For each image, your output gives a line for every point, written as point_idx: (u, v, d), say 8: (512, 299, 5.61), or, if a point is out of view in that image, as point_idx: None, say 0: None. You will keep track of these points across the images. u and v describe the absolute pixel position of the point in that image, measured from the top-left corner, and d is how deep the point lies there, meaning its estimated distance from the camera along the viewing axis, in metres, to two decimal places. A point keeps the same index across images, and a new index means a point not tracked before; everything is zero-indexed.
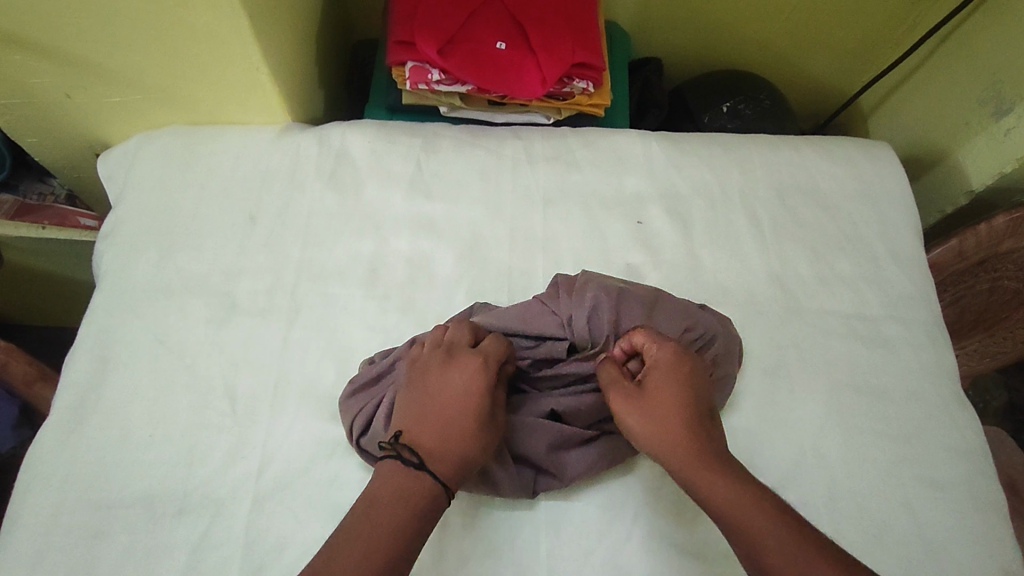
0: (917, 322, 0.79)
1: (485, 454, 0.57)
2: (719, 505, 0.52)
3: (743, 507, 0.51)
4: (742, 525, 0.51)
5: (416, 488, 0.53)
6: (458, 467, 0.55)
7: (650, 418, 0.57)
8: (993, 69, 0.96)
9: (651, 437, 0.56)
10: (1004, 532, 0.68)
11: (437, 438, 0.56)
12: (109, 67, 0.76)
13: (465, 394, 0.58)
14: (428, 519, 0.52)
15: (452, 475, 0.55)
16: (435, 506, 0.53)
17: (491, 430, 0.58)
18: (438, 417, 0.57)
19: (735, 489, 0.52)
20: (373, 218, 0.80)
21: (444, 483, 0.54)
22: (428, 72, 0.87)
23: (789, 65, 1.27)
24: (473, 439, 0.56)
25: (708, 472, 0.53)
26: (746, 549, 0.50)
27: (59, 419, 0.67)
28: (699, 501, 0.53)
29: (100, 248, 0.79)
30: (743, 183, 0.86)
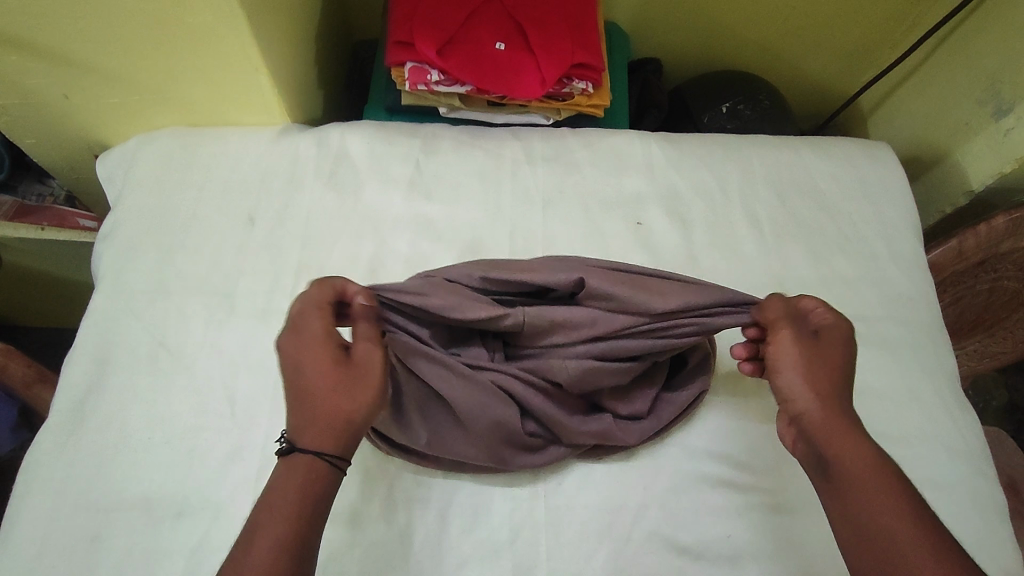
0: (917, 322, 0.79)
1: (355, 403, 0.51)
2: (848, 459, 0.52)
3: (870, 471, 0.51)
4: (870, 483, 0.50)
5: (282, 494, 0.48)
6: (330, 428, 0.50)
7: (798, 367, 0.56)
8: (992, 69, 0.96)
9: (801, 382, 0.56)
10: (1004, 533, 0.68)
11: (297, 415, 0.51)
12: (107, 68, 0.76)
13: (313, 359, 0.53)
14: (308, 517, 0.48)
15: (326, 440, 0.50)
16: (305, 503, 0.48)
17: (342, 378, 0.52)
18: (294, 393, 0.52)
19: (870, 452, 0.52)
20: (373, 219, 0.80)
21: (320, 454, 0.49)
22: (427, 72, 0.87)
23: (789, 65, 1.27)
24: (336, 395, 0.51)
25: (842, 429, 0.53)
26: (863, 502, 0.50)
27: (58, 421, 0.67)
28: (828, 451, 0.53)
29: (99, 250, 0.79)
30: (742, 184, 0.86)
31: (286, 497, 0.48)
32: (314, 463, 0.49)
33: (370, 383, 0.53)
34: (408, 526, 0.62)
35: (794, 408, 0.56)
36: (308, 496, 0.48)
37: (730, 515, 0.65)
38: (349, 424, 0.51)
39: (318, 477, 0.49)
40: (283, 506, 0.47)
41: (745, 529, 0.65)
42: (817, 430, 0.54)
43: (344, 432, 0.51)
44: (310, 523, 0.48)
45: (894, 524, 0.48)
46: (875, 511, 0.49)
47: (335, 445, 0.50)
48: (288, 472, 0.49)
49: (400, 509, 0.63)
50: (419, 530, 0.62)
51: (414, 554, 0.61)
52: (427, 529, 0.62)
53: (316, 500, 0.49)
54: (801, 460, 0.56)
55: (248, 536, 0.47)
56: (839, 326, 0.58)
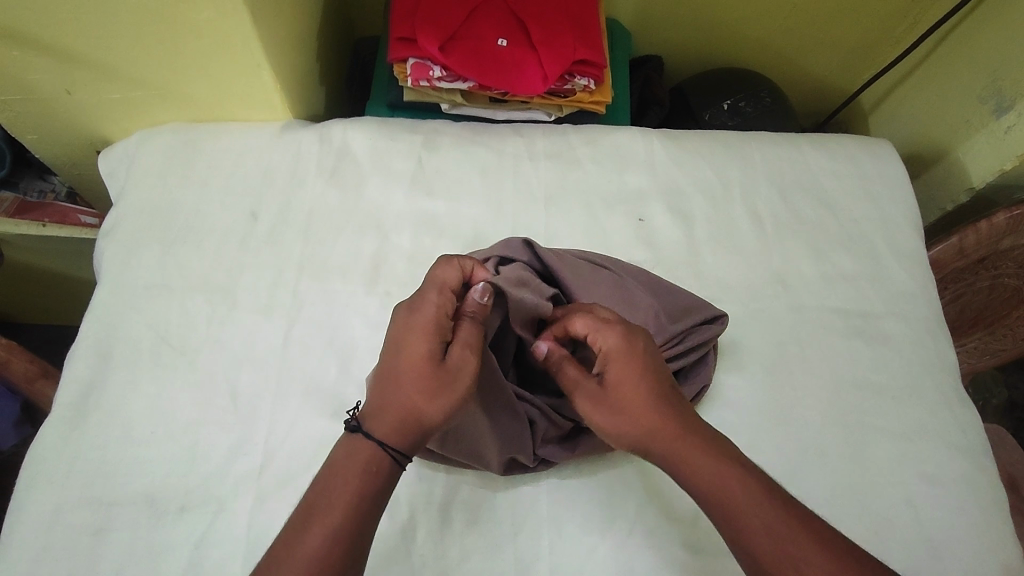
0: (918, 319, 0.79)
1: (432, 404, 0.53)
2: (702, 479, 0.52)
3: (730, 483, 0.52)
4: (728, 501, 0.51)
5: (343, 483, 0.50)
6: (397, 423, 0.53)
7: (611, 420, 0.55)
8: (994, 66, 0.96)
9: (625, 432, 0.55)
10: (1005, 529, 0.68)
11: (377, 399, 0.54)
12: (110, 64, 0.76)
13: (410, 347, 0.54)
14: (362, 510, 0.50)
15: (392, 433, 0.52)
16: (362, 497, 0.50)
17: (432, 379, 0.53)
18: (388, 373, 0.54)
19: (715, 464, 0.52)
20: (375, 215, 0.80)
21: (384, 447, 0.52)
22: (430, 69, 0.87)
23: (790, 62, 1.27)
24: (419, 393, 0.53)
25: (688, 448, 0.53)
26: (727, 520, 0.51)
27: (61, 415, 0.67)
28: (683, 478, 0.53)
29: (101, 245, 0.79)
30: (744, 180, 0.86)
31: (349, 486, 0.50)
32: (378, 455, 0.52)
33: (453, 391, 0.53)
34: (411, 521, 0.62)
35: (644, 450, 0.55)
36: (367, 489, 0.51)
37: None
38: (420, 425, 0.53)
39: (378, 472, 0.51)
40: (343, 491, 0.50)
41: None
42: (666, 461, 0.54)
43: (411, 429, 0.53)
44: (365, 518, 0.50)
45: (754, 534, 0.50)
46: (758, 534, 0.50)
47: (400, 441, 0.53)
48: (353, 457, 0.52)
49: (403, 504, 0.63)
50: (421, 525, 0.62)
51: (417, 548, 0.61)
52: (430, 524, 0.62)
53: (374, 495, 0.51)
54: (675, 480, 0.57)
55: (301, 520, 0.49)
56: (612, 359, 0.57)
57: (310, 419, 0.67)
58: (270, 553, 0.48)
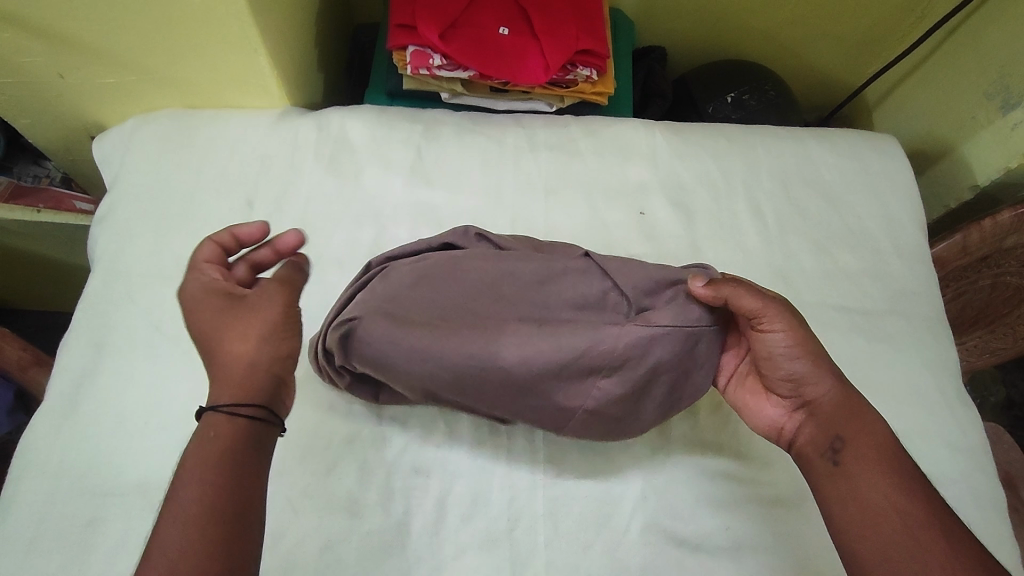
0: (920, 317, 0.79)
1: (241, 348, 0.49)
2: (863, 435, 0.54)
3: (881, 452, 0.53)
4: (881, 454, 0.53)
5: (201, 451, 0.45)
6: (239, 379, 0.48)
7: (793, 340, 0.57)
8: (1002, 62, 0.95)
9: (810, 367, 0.57)
10: (1002, 528, 0.68)
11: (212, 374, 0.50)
12: (104, 49, 0.74)
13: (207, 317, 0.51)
14: (227, 475, 0.44)
15: (242, 391, 0.48)
16: (224, 461, 0.45)
17: (225, 332, 0.50)
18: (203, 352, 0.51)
19: (880, 428, 0.54)
20: (373, 205, 0.79)
21: (217, 408, 0.47)
22: (430, 57, 0.86)
23: (795, 55, 1.25)
24: (225, 347, 0.50)
25: (859, 410, 0.55)
26: (874, 476, 0.52)
27: (54, 404, 0.67)
28: (844, 428, 0.55)
29: (96, 232, 0.78)
30: (747, 174, 0.85)
31: (203, 474, 0.44)
32: (225, 422, 0.46)
33: (240, 330, 0.50)
34: (406, 516, 0.62)
35: (811, 400, 0.57)
36: (222, 460, 0.45)
37: (727, 508, 0.65)
38: (248, 365, 0.49)
39: (235, 438, 0.46)
40: (202, 463, 0.44)
41: (742, 523, 0.64)
42: (834, 409, 0.56)
43: (255, 383, 0.48)
44: (241, 494, 0.44)
45: (909, 503, 0.50)
46: (878, 500, 0.51)
47: (238, 395, 0.47)
48: (200, 436, 0.46)
49: (398, 498, 0.62)
50: (417, 519, 0.62)
51: (412, 542, 0.61)
52: (425, 519, 0.62)
53: (230, 457, 0.45)
54: (805, 441, 0.58)
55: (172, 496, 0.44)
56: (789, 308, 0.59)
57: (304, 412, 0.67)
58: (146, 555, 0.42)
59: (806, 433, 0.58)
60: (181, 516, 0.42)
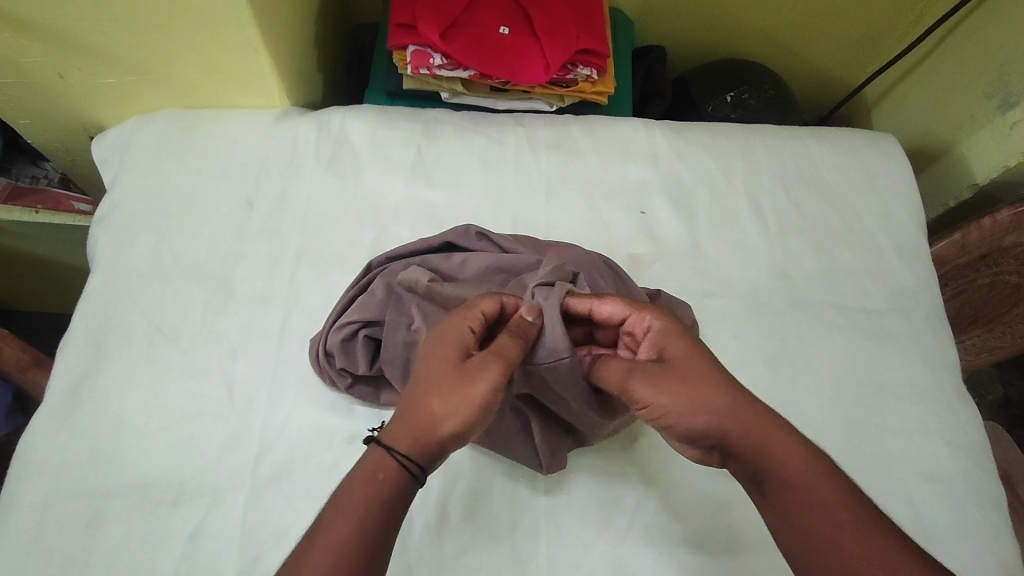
0: (920, 315, 0.79)
1: (435, 408, 0.50)
2: (780, 458, 0.50)
3: (804, 473, 0.50)
4: (801, 476, 0.50)
5: (347, 493, 0.47)
6: (412, 433, 0.50)
7: (689, 377, 0.53)
8: (1001, 60, 0.95)
9: (708, 406, 0.52)
10: (1003, 526, 0.68)
11: (401, 408, 0.52)
12: (103, 49, 0.74)
13: (435, 363, 0.52)
14: (376, 522, 0.46)
15: (409, 443, 0.49)
16: (380, 511, 0.47)
17: (450, 389, 0.50)
18: (405, 395, 0.52)
19: (798, 446, 0.51)
20: (373, 205, 0.79)
21: (390, 452, 0.49)
22: (430, 56, 0.86)
23: (793, 55, 1.26)
24: (438, 404, 0.50)
25: (773, 431, 0.51)
26: (796, 499, 0.49)
27: (53, 405, 0.67)
28: (757, 456, 0.51)
29: (95, 232, 0.78)
30: (747, 173, 0.85)
31: (358, 516, 0.46)
32: (384, 461, 0.49)
33: (467, 395, 0.50)
34: (408, 515, 0.62)
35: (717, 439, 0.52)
36: (374, 504, 0.47)
37: (729, 507, 0.65)
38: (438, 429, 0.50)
39: (390, 484, 0.48)
40: (353, 508, 0.47)
41: (744, 521, 0.64)
42: (744, 443, 0.51)
43: (428, 440, 0.50)
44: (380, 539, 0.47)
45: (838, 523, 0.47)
46: (811, 525, 0.48)
47: (418, 454, 0.49)
48: (363, 471, 0.49)
49: None
50: (418, 519, 0.62)
51: (414, 542, 0.61)
52: (427, 519, 0.62)
53: (383, 506, 0.47)
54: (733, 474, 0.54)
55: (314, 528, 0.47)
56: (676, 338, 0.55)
57: (306, 413, 0.67)
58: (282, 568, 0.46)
59: (732, 466, 0.53)
60: (325, 550, 0.45)
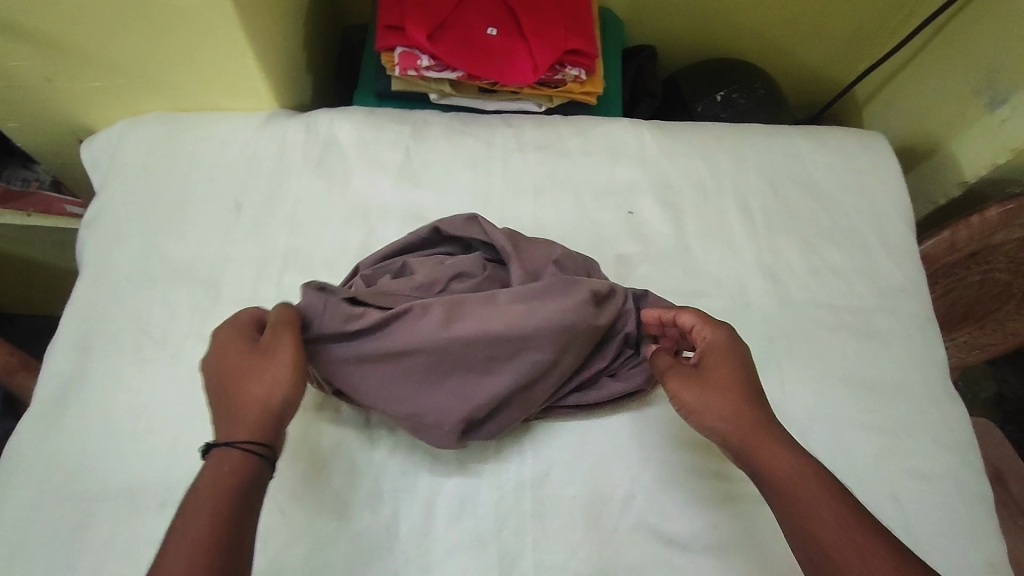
0: (908, 314, 0.79)
1: (251, 390, 0.53)
2: (777, 462, 0.53)
3: (800, 476, 0.52)
4: (794, 479, 0.52)
5: (199, 489, 0.48)
6: (252, 420, 0.52)
7: (715, 379, 0.57)
8: (989, 59, 0.95)
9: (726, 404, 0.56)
10: (990, 524, 0.68)
11: (216, 411, 0.53)
12: (90, 52, 0.74)
13: (216, 363, 0.55)
14: (226, 512, 0.47)
15: (246, 428, 0.51)
16: (223, 498, 0.47)
17: (227, 383, 0.53)
18: (211, 397, 0.54)
19: (791, 454, 0.53)
20: (362, 206, 0.79)
21: (231, 444, 0.50)
22: (418, 58, 0.86)
23: (784, 53, 1.26)
24: (248, 392, 0.53)
25: (767, 437, 0.54)
26: (792, 499, 0.51)
27: (41, 410, 0.67)
28: (757, 455, 0.54)
29: (83, 236, 0.78)
30: (736, 173, 0.86)
31: (204, 508, 0.47)
32: (230, 454, 0.50)
33: (272, 377, 0.53)
34: (394, 517, 0.62)
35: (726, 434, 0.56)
36: (225, 492, 0.48)
37: (716, 506, 0.65)
38: (263, 407, 0.52)
39: (241, 470, 0.49)
40: (200, 503, 0.47)
41: (731, 521, 0.65)
42: (746, 439, 0.55)
43: (260, 421, 0.52)
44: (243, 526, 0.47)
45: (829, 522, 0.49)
46: (805, 524, 0.49)
47: (250, 433, 0.51)
48: (214, 469, 0.49)
49: (386, 499, 0.62)
50: (405, 520, 0.62)
51: (400, 544, 0.61)
52: (413, 520, 0.62)
53: (231, 492, 0.48)
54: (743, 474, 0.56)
55: (167, 532, 0.46)
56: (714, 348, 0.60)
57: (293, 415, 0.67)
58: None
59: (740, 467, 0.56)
60: (180, 545, 0.45)
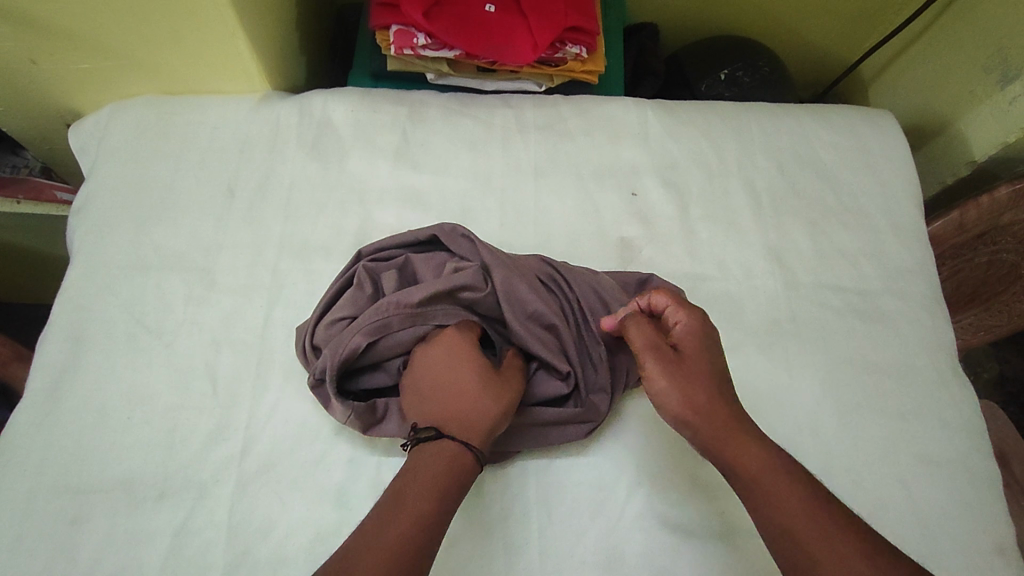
0: (916, 296, 0.78)
1: (481, 401, 0.55)
2: (750, 459, 0.52)
3: (775, 473, 0.51)
4: (773, 475, 0.51)
5: (428, 467, 0.51)
6: (476, 425, 0.54)
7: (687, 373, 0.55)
8: (1000, 34, 0.93)
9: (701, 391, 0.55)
10: (999, 508, 0.67)
11: (444, 411, 0.55)
12: (75, 32, 0.71)
13: (459, 367, 0.57)
14: (447, 504, 0.50)
15: (471, 432, 0.53)
16: (449, 489, 0.50)
17: (474, 393, 0.55)
18: (437, 398, 0.56)
19: (760, 450, 0.52)
20: (358, 190, 0.77)
21: (464, 443, 0.52)
22: (413, 36, 0.83)
23: (788, 30, 1.23)
24: (476, 399, 0.55)
25: (733, 433, 0.53)
26: (771, 497, 0.50)
27: (34, 401, 0.65)
28: (729, 452, 0.52)
29: (73, 223, 0.76)
30: (741, 153, 0.84)
31: (431, 492, 0.49)
32: (457, 451, 0.52)
33: (504, 394, 0.56)
34: None
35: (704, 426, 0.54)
36: (451, 485, 0.50)
37: (722, 493, 0.64)
38: (483, 417, 0.54)
39: (463, 468, 0.52)
40: (430, 484, 0.50)
41: (737, 507, 0.64)
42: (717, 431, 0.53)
43: (484, 428, 0.54)
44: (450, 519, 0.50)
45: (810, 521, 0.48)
46: (790, 517, 0.49)
47: (472, 435, 0.53)
48: (434, 454, 0.52)
49: None
50: None
51: None
52: None
53: (458, 489, 0.51)
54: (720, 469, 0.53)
55: (389, 502, 0.49)
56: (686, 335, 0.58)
57: (292, 404, 0.66)
58: (354, 536, 0.48)
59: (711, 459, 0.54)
60: (405, 522, 0.48)
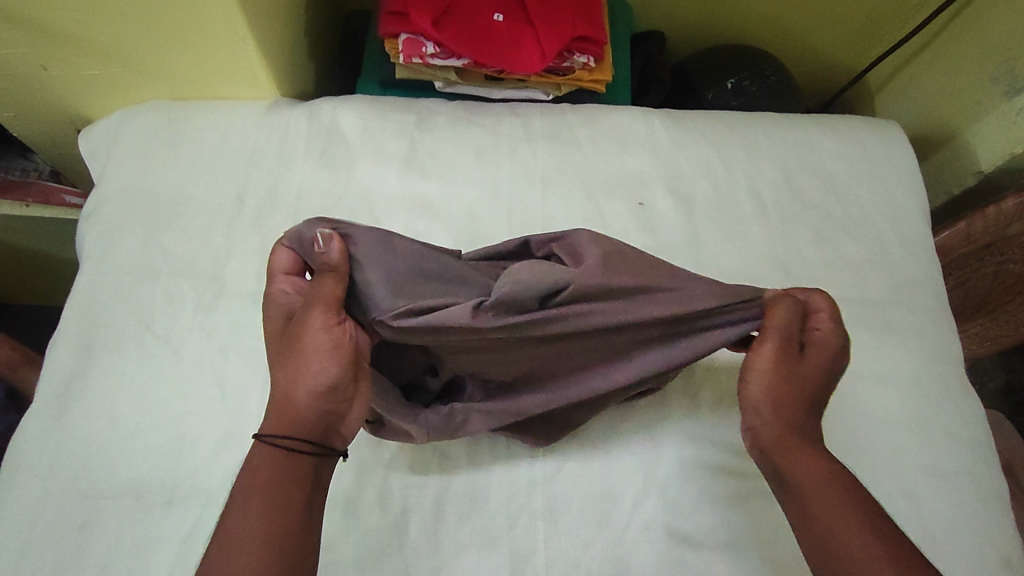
0: (923, 307, 0.78)
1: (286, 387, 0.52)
2: (803, 470, 0.54)
3: (828, 484, 0.53)
4: (823, 485, 0.53)
5: (264, 467, 0.50)
6: (283, 414, 0.51)
7: (778, 388, 0.57)
8: (1007, 44, 0.93)
9: (775, 406, 0.57)
10: (1005, 521, 0.67)
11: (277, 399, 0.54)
12: (85, 39, 0.72)
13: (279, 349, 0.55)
14: (290, 498, 0.49)
15: (281, 424, 0.51)
16: (286, 483, 0.49)
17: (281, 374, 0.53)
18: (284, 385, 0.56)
19: (814, 461, 0.54)
20: (366, 198, 0.77)
21: (269, 435, 0.51)
22: (422, 45, 0.83)
23: (794, 39, 1.23)
24: (285, 381, 0.53)
25: (793, 443, 0.56)
26: (810, 505, 0.53)
27: (43, 406, 0.66)
28: (783, 462, 0.55)
29: (83, 229, 0.76)
30: (748, 163, 0.84)
31: (268, 489, 0.48)
32: (271, 447, 0.50)
33: (301, 363, 0.52)
34: (404, 515, 0.61)
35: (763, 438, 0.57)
36: (284, 480, 0.49)
37: (728, 503, 0.64)
38: (288, 401, 0.52)
39: (297, 461, 0.50)
40: (265, 483, 0.49)
41: (743, 518, 0.64)
42: (774, 442, 0.56)
43: (296, 412, 0.51)
44: (302, 511, 0.49)
45: (844, 530, 0.50)
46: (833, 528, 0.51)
47: (283, 425, 0.51)
48: (261, 456, 0.50)
49: (394, 497, 0.62)
50: (415, 518, 0.61)
51: (410, 542, 0.60)
52: (424, 517, 0.61)
53: (296, 482, 0.49)
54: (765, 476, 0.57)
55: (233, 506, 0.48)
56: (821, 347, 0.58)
57: None
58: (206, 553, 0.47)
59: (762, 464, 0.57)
60: (248, 521, 0.47)
